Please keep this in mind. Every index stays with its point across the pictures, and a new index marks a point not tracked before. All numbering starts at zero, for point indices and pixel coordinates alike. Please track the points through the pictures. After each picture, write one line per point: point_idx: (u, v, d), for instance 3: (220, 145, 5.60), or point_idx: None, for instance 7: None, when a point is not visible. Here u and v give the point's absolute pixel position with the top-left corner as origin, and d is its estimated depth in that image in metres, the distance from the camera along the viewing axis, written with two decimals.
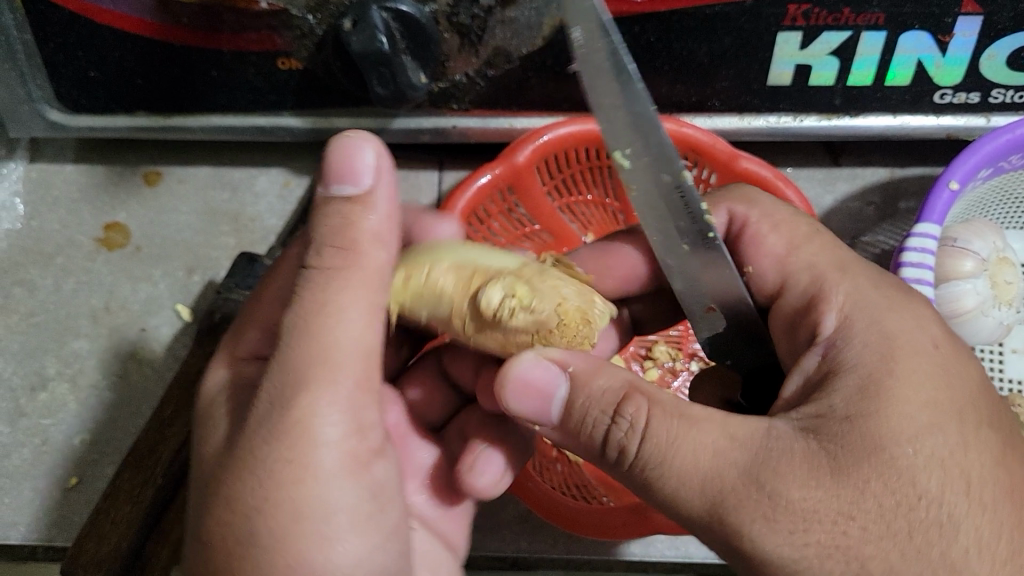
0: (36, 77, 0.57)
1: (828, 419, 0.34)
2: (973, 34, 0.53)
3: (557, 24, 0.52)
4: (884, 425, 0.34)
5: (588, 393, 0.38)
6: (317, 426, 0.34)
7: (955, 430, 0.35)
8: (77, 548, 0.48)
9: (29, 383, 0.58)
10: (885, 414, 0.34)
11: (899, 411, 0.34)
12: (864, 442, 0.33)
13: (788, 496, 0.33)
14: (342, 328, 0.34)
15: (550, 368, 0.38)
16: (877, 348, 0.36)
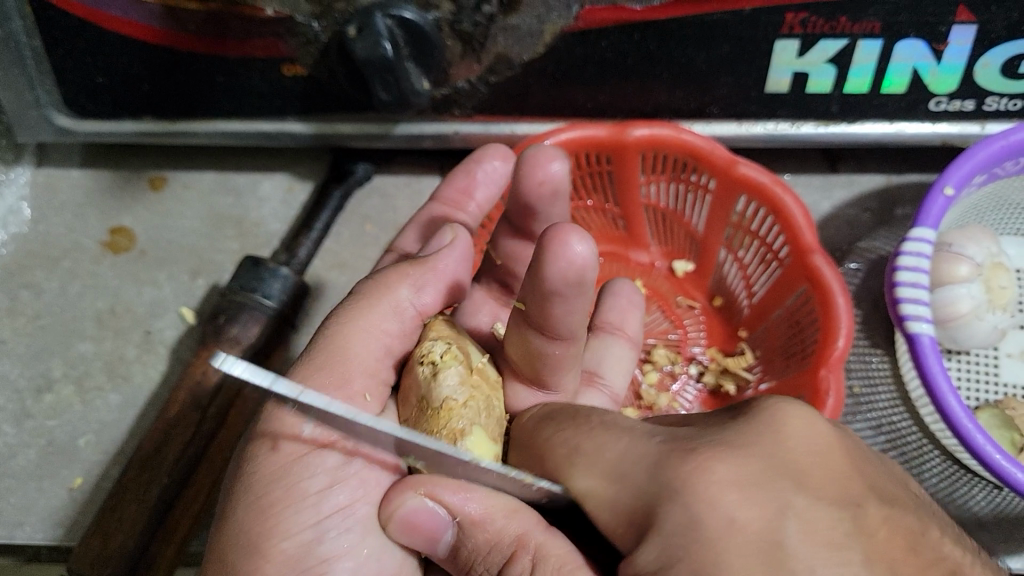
0: (45, 83, 0.57)
1: (668, 510, 0.30)
2: (967, 42, 0.54)
3: (558, 31, 0.53)
4: (719, 514, 0.29)
5: (473, 542, 0.39)
6: (300, 469, 0.41)
7: (802, 509, 0.29)
8: (83, 546, 0.49)
9: (35, 385, 0.59)
10: (715, 503, 0.29)
11: (731, 523, 0.29)
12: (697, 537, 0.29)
13: None
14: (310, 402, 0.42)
15: (439, 516, 0.39)
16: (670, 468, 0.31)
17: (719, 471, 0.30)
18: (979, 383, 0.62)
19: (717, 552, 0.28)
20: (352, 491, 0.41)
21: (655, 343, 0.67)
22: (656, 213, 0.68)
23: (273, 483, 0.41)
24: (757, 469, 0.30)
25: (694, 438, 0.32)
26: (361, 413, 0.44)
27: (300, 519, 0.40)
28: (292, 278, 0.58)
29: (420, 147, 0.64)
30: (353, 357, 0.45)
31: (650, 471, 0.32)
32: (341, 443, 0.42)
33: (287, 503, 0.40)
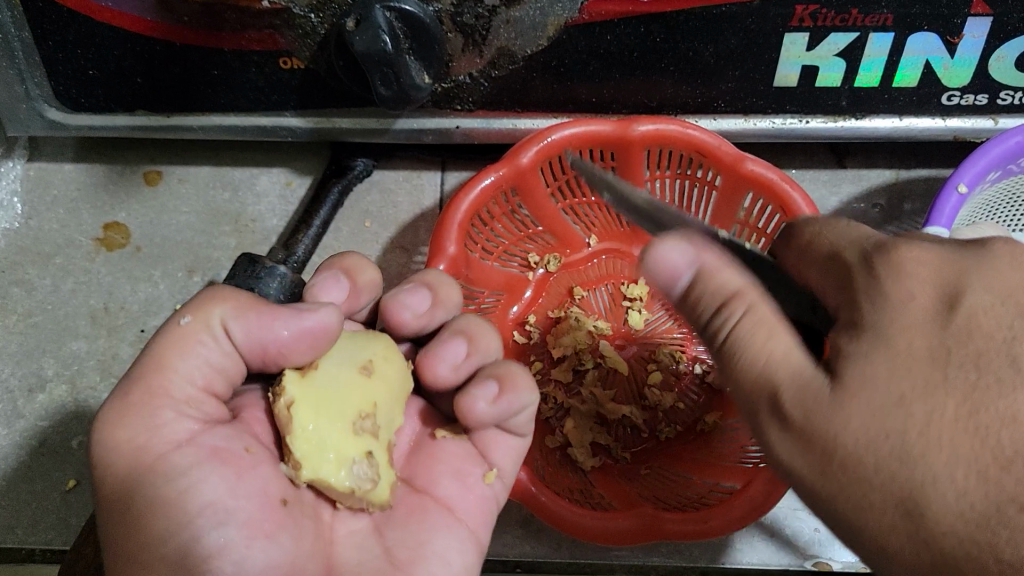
0: (35, 76, 0.56)
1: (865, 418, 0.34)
2: (982, 35, 0.53)
3: (562, 24, 0.51)
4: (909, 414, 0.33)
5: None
6: (162, 474, 0.38)
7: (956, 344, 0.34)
8: (75, 552, 0.47)
9: (27, 385, 0.58)
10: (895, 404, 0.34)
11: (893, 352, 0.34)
12: (921, 438, 0.33)
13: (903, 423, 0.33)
14: (152, 436, 0.39)
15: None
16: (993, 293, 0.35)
17: (878, 366, 0.34)
18: None
19: (964, 447, 0.33)
20: (216, 486, 0.39)
21: (659, 343, 0.66)
22: None
23: (137, 493, 0.38)
24: (892, 358, 0.34)
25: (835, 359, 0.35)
26: (192, 418, 0.40)
27: (172, 519, 0.38)
28: (289, 276, 0.55)
29: (421, 143, 0.62)
30: (169, 375, 0.40)
31: (805, 397, 0.35)
32: (187, 446, 0.39)
33: (154, 508, 0.38)
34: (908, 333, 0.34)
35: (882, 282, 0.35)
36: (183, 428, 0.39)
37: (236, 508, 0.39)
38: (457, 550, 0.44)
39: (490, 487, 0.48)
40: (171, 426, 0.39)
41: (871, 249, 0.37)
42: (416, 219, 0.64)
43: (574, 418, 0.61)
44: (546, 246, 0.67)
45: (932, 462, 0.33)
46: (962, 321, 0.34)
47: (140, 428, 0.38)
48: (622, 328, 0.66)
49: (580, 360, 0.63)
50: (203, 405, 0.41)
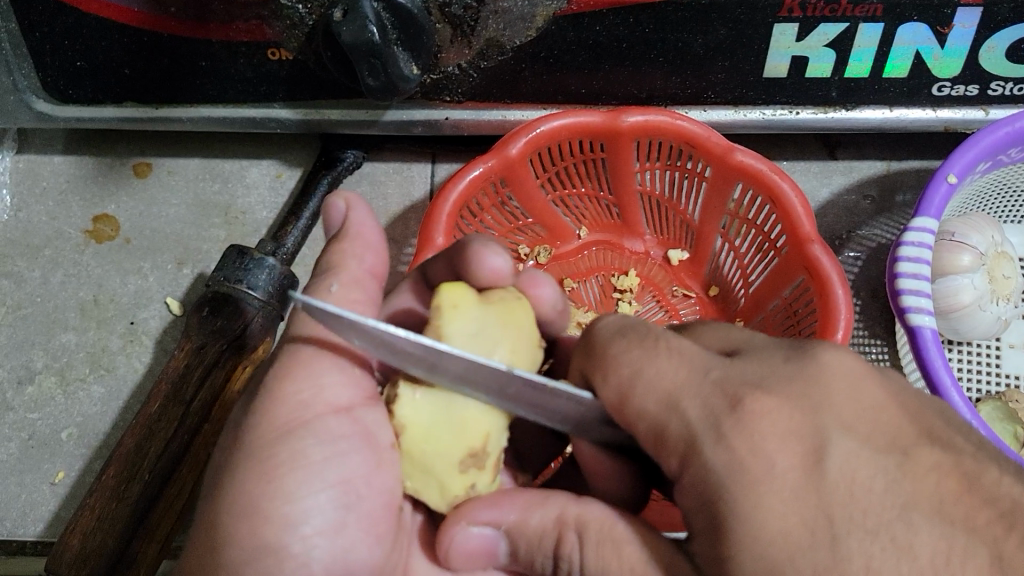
0: (23, 67, 0.56)
1: (708, 449, 0.30)
2: (972, 25, 0.53)
3: (551, 15, 0.51)
4: (764, 461, 0.28)
5: (524, 538, 0.38)
6: (305, 442, 0.37)
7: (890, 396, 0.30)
8: (62, 545, 0.47)
9: (17, 377, 0.58)
10: (761, 449, 0.29)
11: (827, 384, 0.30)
12: (732, 484, 0.29)
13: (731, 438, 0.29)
14: (317, 394, 0.38)
15: (487, 535, 0.38)
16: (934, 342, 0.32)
17: (759, 421, 0.29)
18: (979, 374, 0.61)
19: (760, 500, 0.28)
20: (352, 467, 0.37)
21: None
22: (651, 201, 0.66)
23: (279, 444, 0.37)
24: (780, 421, 0.29)
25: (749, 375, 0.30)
26: (356, 389, 0.40)
27: (308, 481, 0.37)
28: (279, 266, 0.55)
29: (411, 134, 0.62)
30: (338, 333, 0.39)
31: (702, 412, 0.30)
32: (338, 417, 0.38)
33: (292, 466, 0.37)
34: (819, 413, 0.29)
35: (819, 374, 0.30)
36: (341, 396, 0.39)
37: (364, 496, 0.38)
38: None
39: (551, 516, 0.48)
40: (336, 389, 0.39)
41: None
42: (406, 211, 0.64)
43: None
44: (536, 237, 0.68)
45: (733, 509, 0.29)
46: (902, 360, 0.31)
47: (312, 385, 0.38)
48: None
49: None
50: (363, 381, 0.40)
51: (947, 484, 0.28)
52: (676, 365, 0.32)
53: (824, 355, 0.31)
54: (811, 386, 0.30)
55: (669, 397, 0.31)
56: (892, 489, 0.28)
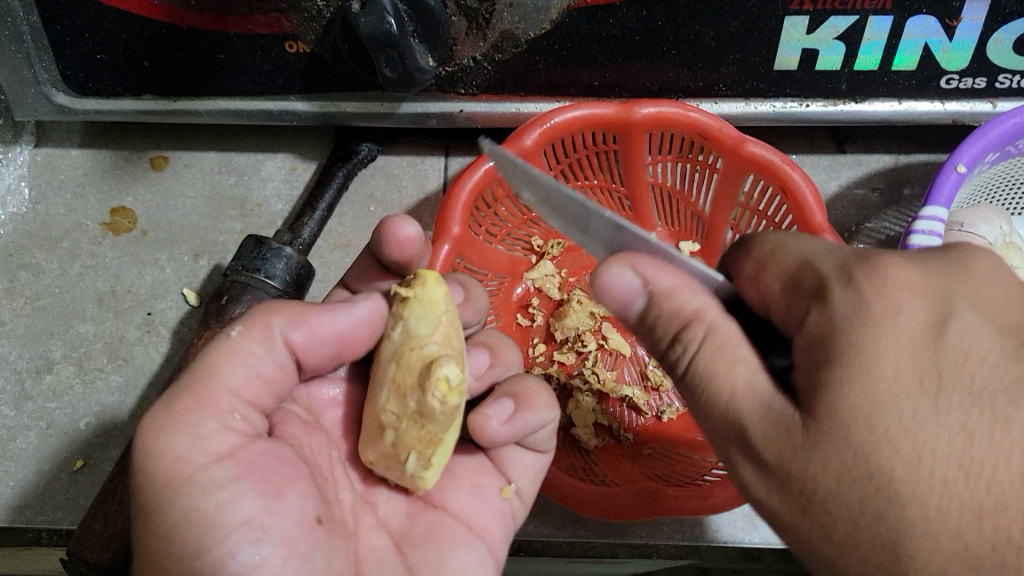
0: (43, 60, 0.57)
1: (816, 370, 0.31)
2: (980, 18, 0.53)
3: (565, 8, 0.52)
4: (865, 396, 0.30)
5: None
6: (194, 490, 0.36)
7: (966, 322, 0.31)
8: (84, 529, 0.47)
9: (35, 366, 0.58)
10: (859, 386, 0.30)
11: (904, 298, 0.31)
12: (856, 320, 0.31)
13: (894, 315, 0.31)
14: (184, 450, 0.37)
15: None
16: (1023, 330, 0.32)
17: (870, 349, 0.30)
18: None
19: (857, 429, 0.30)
20: (253, 503, 0.37)
21: None
22: (662, 193, 0.66)
23: (171, 506, 0.36)
24: (894, 354, 0.30)
25: (863, 285, 0.32)
26: (235, 431, 0.39)
27: (208, 533, 0.36)
28: (296, 257, 0.57)
29: (425, 127, 0.63)
30: (216, 380, 0.39)
31: (835, 267, 0.32)
32: (226, 461, 0.38)
33: (190, 522, 0.36)
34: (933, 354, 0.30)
35: (881, 283, 0.31)
36: (221, 443, 0.38)
37: (272, 526, 0.38)
38: (477, 565, 0.45)
39: (506, 501, 0.49)
40: (215, 438, 0.37)
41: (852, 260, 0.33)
42: (420, 204, 0.65)
43: (576, 398, 0.61)
44: (549, 230, 0.68)
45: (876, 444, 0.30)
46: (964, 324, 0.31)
47: (184, 439, 0.37)
48: None
49: (581, 342, 0.64)
50: (249, 418, 0.40)
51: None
52: (810, 242, 0.35)
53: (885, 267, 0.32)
54: (885, 297, 0.31)
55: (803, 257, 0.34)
56: (993, 374, 0.30)
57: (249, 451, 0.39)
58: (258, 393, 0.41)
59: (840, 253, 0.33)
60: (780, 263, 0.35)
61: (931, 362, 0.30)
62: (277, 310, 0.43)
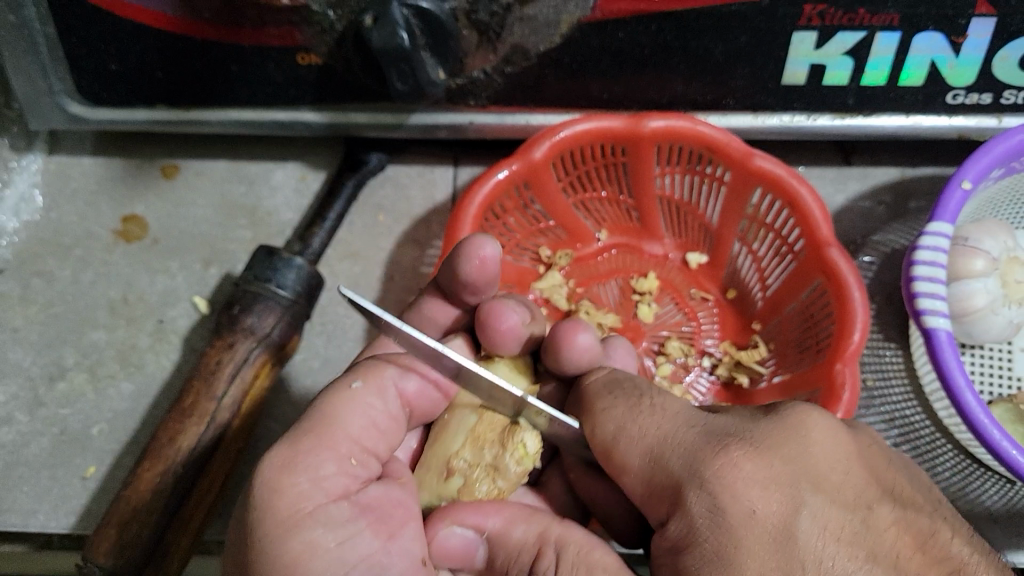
0: (58, 71, 0.57)
1: (693, 495, 0.37)
2: (986, 35, 0.54)
3: (575, 22, 0.52)
4: (741, 507, 0.36)
5: (503, 551, 0.45)
6: (313, 530, 0.38)
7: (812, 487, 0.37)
8: (97, 537, 0.48)
9: (48, 373, 0.59)
10: (740, 496, 0.36)
11: (747, 477, 0.37)
12: (715, 521, 0.36)
13: (739, 490, 0.36)
14: (303, 490, 0.38)
15: (467, 534, 0.45)
16: (867, 491, 0.37)
17: (734, 473, 0.37)
18: (992, 378, 0.62)
19: (739, 539, 0.36)
20: (367, 542, 0.39)
21: (668, 335, 0.66)
22: (669, 205, 0.67)
23: (289, 538, 0.37)
24: (764, 467, 0.37)
25: (732, 432, 0.39)
26: (351, 477, 0.41)
27: (327, 571, 0.37)
28: (306, 267, 0.57)
29: (434, 138, 0.63)
30: (338, 428, 0.42)
31: (687, 459, 0.38)
32: (341, 502, 0.40)
33: (310, 557, 0.37)
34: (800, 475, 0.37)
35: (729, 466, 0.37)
36: (334, 485, 0.40)
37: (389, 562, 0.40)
38: None
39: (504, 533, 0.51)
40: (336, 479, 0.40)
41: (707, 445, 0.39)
42: (429, 213, 0.65)
43: None
44: (557, 240, 0.69)
45: (755, 552, 0.35)
46: (812, 488, 0.37)
47: (307, 478, 0.39)
48: (631, 320, 0.67)
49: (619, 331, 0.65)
50: (363, 464, 0.43)
51: (903, 537, 0.36)
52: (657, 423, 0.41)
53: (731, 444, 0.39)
54: (730, 480, 0.37)
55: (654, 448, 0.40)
56: (850, 531, 0.36)
57: (362, 497, 0.41)
58: (374, 442, 0.45)
59: (692, 436, 0.40)
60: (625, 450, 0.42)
61: (782, 529, 0.36)
62: (386, 360, 0.48)
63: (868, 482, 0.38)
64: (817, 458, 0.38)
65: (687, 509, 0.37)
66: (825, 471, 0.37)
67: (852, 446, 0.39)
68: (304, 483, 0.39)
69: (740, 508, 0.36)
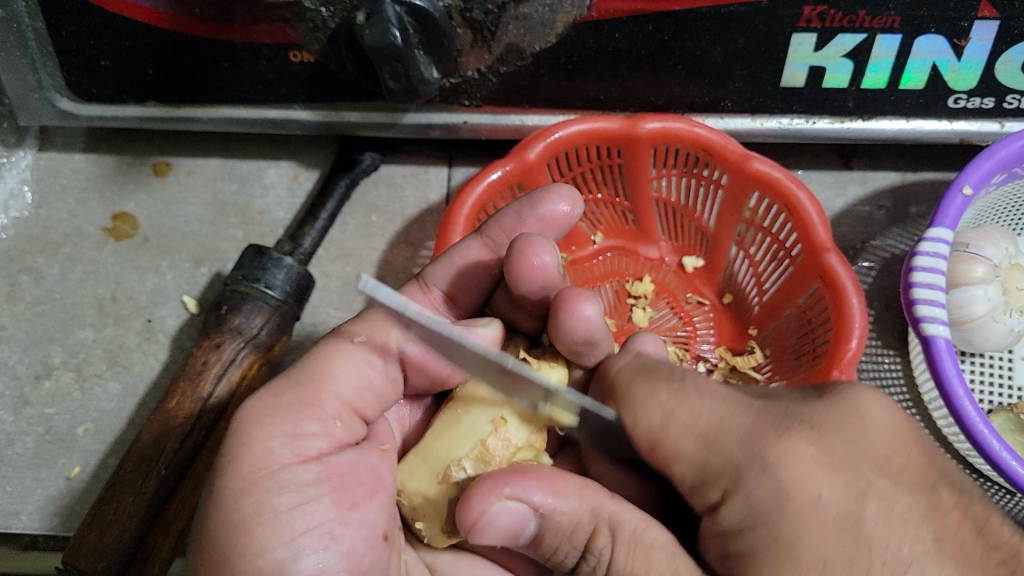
0: (47, 66, 0.56)
1: (752, 479, 0.35)
2: (989, 38, 0.53)
3: (571, 21, 0.52)
4: (801, 488, 0.34)
5: (555, 528, 0.40)
6: (273, 490, 0.37)
7: (872, 469, 0.35)
8: (79, 539, 0.47)
9: (34, 372, 0.58)
10: (802, 478, 0.34)
11: (804, 456, 0.35)
12: (781, 503, 0.34)
13: (799, 470, 0.34)
14: (274, 450, 0.38)
15: (522, 512, 0.39)
16: (926, 471, 0.35)
17: (795, 458, 0.34)
18: (991, 386, 0.61)
19: (801, 523, 0.34)
20: (325, 511, 0.39)
21: (662, 340, 0.65)
22: (666, 207, 0.66)
23: (247, 495, 0.37)
24: (822, 450, 0.35)
25: (788, 413, 0.37)
26: (330, 439, 0.41)
27: (278, 535, 0.37)
28: (296, 267, 0.57)
29: (429, 138, 0.62)
30: (329, 386, 0.42)
31: (744, 440, 0.36)
32: (313, 463, 0.39)
33: (261, 518, 0.37)
34: (866, 455, 0.35)
35: (786, 452, 0.35)
36: (311, 444, 0.40)
37: (342, 535, 0.39)
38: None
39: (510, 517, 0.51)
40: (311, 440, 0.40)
41: (761, 423, 0.36)
42: (422, 214, 0.65)
43: None
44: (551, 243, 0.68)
45: (821, 531, 0.33)
46: (872, 471, 0.34)
47: (281, 435, 0.39)
48: (625, 324, 0.66)
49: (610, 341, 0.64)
50: (343, 427, 0.42)
51: (965, 525, 0.34)
52: (708, 406, 0.38)
53: (789, 419, 0.36)
54: (788, 462, 0.35)
55: (706, 430, 0.37)
56: (918, 514, 0.34)
57: (338, 460, 0.41)
58: (364, 404, 0.44)
59: (746, 416, 0.37)
60: (672, 441, 0.38)
61: (850, 511, 0.34)
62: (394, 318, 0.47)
63: (929, 462, 0.36)
64: (877, 439, 0.36)
65: (749, 492, 0.35)
66: (885, 452, 0.35)
67: (909, 427, 0.37)
68: (278, 439, 0.39)
69: (806, 489, 0.34)
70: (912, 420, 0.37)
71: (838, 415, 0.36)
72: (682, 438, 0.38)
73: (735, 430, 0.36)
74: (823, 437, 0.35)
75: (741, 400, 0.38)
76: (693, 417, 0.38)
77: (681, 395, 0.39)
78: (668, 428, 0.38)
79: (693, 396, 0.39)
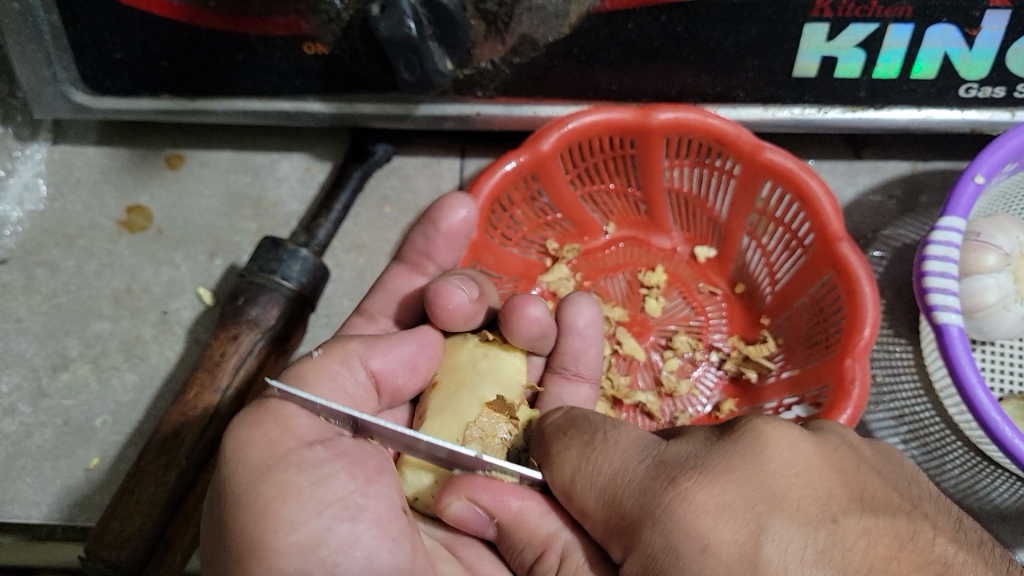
0: (62, 59, 0.57)
1: (650, 531, 0.34)
2: (1001, 28, 0.53)
3: (584, 12, 0.52)
4: (694, 540, 0.33)
5: (512, 535, 0.44)
6: (287, 471, 0.38)
7: (776, 513, 0.33)
8: (102, 528, 0.47)
9: (51, 364, 0.58)
10: (695, 530, 0.33)
11: (700, 500, 0.34)
12: (677, 558, 0.33)
13: (692, 518, 0.33)
14: (278, 441, 0.39)
15: (479, 513, 0.43)
16: (833, 502, 0.34)
17: (694, 504, 0.34)
18: (1001, 374, 0.62)
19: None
20: (344, 485, 0.39)
21: (675, 330, 0.66)
22: (678, 198, 0.67)
23: (263, 482, 0.37)
24: (723, 496, 0.34)
25: (683, 460, 0.36)
26: (324, 432, 0.41)
27: (305, 510, 0.37)
28: (312, 259, 0.57)
29: (442, 129, 0.63)
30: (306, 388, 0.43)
31: (642, 496, 0.35)
32: (317, 446, 0.40)
33: (284, 499, 0.37)
34: (759, 498, 0.33)
35: (682, 500, 0.34)
36: (307, 435, 0.40)
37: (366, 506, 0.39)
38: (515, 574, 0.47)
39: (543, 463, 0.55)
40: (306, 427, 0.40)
41: (659, 471, 0.36)
42: (435, 206, 0.65)
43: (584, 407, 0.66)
44: (565, 233, 0.69)
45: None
46: (772, 513, 0.33)
47: (274, 427, 0.39)
48: (639, 314, 0.67)
49: None
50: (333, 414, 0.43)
51: (873, 547, 0.32)
52: (616, 458, 0.38)
53: (684, 466, 0.35)
54: (678, 513, 0.34)
55: (614, 481, 0.37)
56: (818, 554, 0.32)
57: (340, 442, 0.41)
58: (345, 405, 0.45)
59: (644, 466, 0.37)
60: (582, 494, 0.39)
61: (747, 561, 0.32)
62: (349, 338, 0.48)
63: (837, 496, 0.34)
64: (776, 476, 0.34)
65: (650, 546, 0.34)
66: (789, 495, 0.33)
67: (822, 460, 0.35)
68: (279, 430, 0.39)
69: (702, 541, 0.33)
70: (827, 451, 0.36)
71: (736, 454, 0.35)
72: (593, 493, 0.38)
73: (632, 483, 0.36)
74: (718, 479, 0.34)
75: (648, 447, 0.38)
76: (603, 465, 0.38)
77: (592, 445, 0.39)
78: (578, 481, 0.39)
79: (608, 446, 0.39)
